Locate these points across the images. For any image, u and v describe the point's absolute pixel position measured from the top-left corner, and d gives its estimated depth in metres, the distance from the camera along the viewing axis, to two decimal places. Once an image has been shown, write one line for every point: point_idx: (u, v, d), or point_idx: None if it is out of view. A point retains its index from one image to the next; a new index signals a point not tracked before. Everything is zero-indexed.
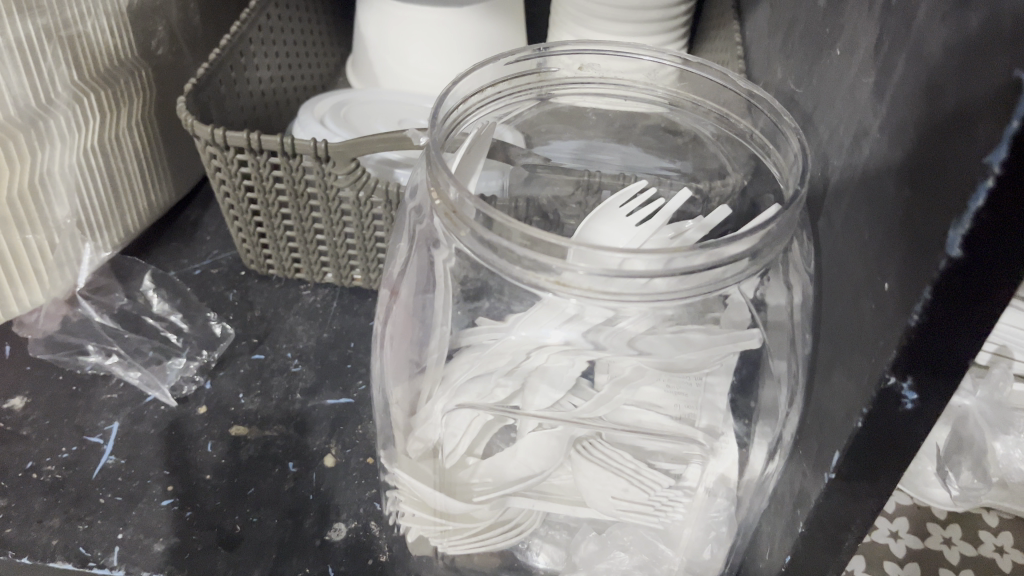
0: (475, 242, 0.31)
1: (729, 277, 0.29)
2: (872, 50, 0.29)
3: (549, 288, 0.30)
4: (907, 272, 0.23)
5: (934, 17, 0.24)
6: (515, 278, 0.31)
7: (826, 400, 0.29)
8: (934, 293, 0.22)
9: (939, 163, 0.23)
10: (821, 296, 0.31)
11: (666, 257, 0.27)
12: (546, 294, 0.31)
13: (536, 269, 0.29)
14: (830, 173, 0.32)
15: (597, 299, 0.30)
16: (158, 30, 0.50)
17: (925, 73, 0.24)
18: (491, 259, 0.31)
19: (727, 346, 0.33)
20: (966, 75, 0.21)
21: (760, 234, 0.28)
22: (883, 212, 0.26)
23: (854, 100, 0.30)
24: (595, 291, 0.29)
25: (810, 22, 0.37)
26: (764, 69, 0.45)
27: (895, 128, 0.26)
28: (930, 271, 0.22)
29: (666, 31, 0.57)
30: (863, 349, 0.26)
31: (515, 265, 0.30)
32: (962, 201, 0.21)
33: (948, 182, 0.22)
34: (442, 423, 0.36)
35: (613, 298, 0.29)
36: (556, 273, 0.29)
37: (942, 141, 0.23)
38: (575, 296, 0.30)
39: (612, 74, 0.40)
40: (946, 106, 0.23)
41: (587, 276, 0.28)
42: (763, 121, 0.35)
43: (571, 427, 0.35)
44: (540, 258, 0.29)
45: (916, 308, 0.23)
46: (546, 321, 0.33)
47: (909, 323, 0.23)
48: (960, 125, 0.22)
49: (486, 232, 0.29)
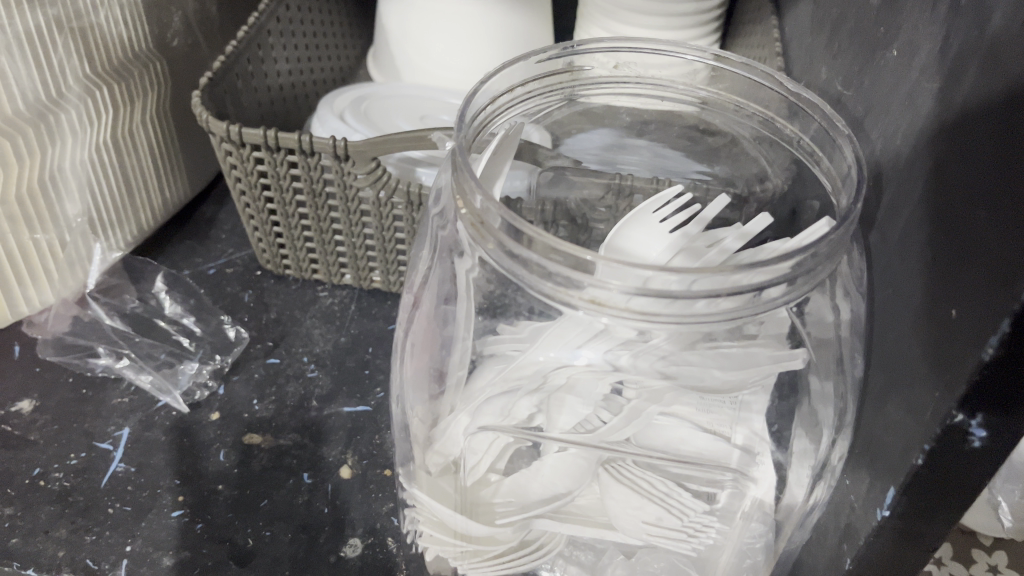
0: (502, 253, 0.29)
1: (776, 297, 0.27)
2: (936, 54, 0.27)
3: (581, 307, 0.28)
4: (982, 301, 0.22)
5: (1013, 21, 0.22)
6: (545, 294, 0.29)
7: (880, 429, 0.27)
8: (1013, 327, 0.20)
9: (1020, 183, 0.21)
10: (877, 316, 0.29)
11: (709, 275, 0.25)
12: (576, 312, 0.29)
13: (568, 286, 0.28)
14: (887, 185, 0.30)
15: (630, 319, 0.28)
16: (174, 21, 0.48)
17: (1002, 82, 0.22)
18: (518, 272, 0.29)
19: (763, 368, 0.31)
20: None
21: (811, 252, 0.26)
22: (951, 230, 0.24)
23: (913, 107, 0.28)
24: (630, 311, 0.27)
25: (861, 20, 0.35)
26: (806, 69, 0.43)
27: (964, 139, 0.24)
28: (1010, 301, 0.20)
29: (698, 25, 0.55)
30: (925, 380, 0.24)
31: (546, 281, 0.28)
32: None
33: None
34: (463, 441, 0.35)
35: (649, 318, 0.28)
36: (587, 289, 0.27)
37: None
38: (608, 315, 0.28)
39: (649, 73, 0.38)
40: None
41: (621, 295, 0.27)
42: (811, 127, 0.33)
43: (597, 450, 0.33)
44: (572, 274, 0.27)
45: (992, 342, 0.21)
46: (572, 337, 0.31)
47: (982, 357, 0.21)
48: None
49: (515, 245, 0.27)
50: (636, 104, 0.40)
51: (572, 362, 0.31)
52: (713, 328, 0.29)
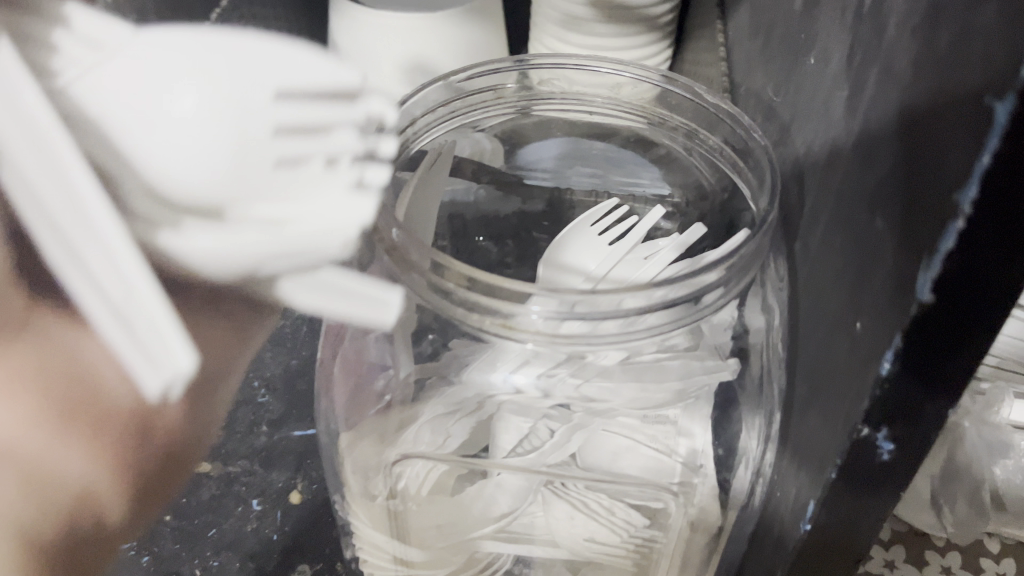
0: (416, 281, 0.28)
1: (697, 312, 0.27)
2: (845, 62, 0.27)
3: (496, 332, 0.28)
4: (880, 316, 0.21)
5: (906, 31, 0.22)
6: (459, 320, 0.28)
7: (803, 443, 0.27)
8: (905, 340, 0.20)
9: (910, 195, 0.20)
10: (798, 326, 0.29)
11: (625, 294, 0.26)
12: (494, 338, 0.28)
13: (481, 312, 0.27)
14: (808, 192, 0.29)
15: (546, 343, 0.27)
16: None
17: (896, 92, 0.22)
18: (433, 301, 0.28)
19: (686, 379, 0.31)
20: (938, 97, 0.19)
21: (725, 265, 0.26)
22: (858, 242, 0.24)
23: (827, 114, 0.28)
24: (546, 335, 0.27)
25: (787, 26, 0.35)
26: (745, 75, 0.43)
27: (868, 149, 0.24)
28: (901, 315, 0.20)
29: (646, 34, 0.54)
30: (837, 393, 0.24)
31: (459, 308, 0.27)
32: (931, 240, 0.19)
33: (918, 218, 0.20)
34: (390, 474, 0.34)
35: (566, 342, 0.27)
36: (502, 315, 0.27)
37: (914, 168, 0.20)
38: (526, 340, 0.28)
39: (574, 89, 0.40)
40: (918, 127, 0.20)
41: (540, 321, 0.26)
42: (730, 135, 0.34)
43: (531, 473, 0.32)
44: (486, 300, 0.26)
45: (888, 357, 0.20)
46: (493, 362, 0.31)
47: (880, 372, 0.21)
48: (930, 153, 0.19)
49: (427, 272, 0.27)
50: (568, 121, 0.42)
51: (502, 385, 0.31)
52: (636, 347, 0.28)
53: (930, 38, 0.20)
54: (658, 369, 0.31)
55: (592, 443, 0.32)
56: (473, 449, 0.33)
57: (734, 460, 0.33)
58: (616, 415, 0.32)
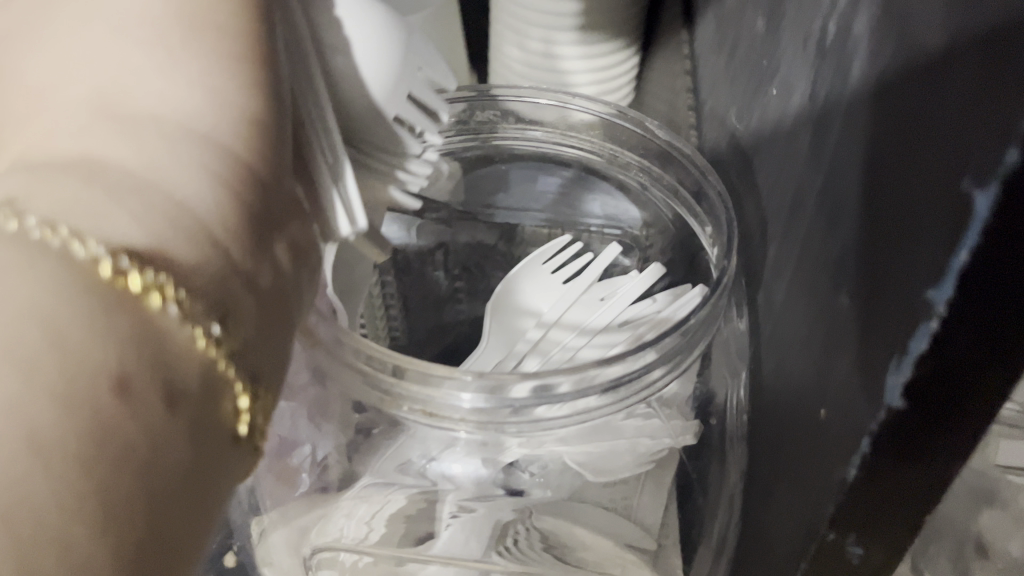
0: (332, 363, 0.25)
1: (642, 390, 0.24)
2: (807, 100, 0.24)
3: (417, 420, 0.25)
4: (845, 408, 0.19)
5: (867, 79, 0.19)
6: (378, 406, 0.25)
7: (766, 534, 0.24)
8: (874, 446, 0.17)
9: (875, 273, 0.18)
10: (762, 397, 0.26)
11: (550, 377, 0.23)
12: (416, 424, 0.26)
13: (400, 397, 0.24)
14: (771, 242, 0.27)
15: (474, 430, 0.25)
16: None
17: (857, 148, 0.19)
18: (348, 385, 0.25)
19: (636, 459, 0.27)
20: (902, 165, 0.17)
21: (667, 341, 0.24)
22: (824, 313, 0.21)
23: (789, 158, 0.25)
24: (475, 422, 0.24)
25: (750, 48, 0.32)
26: (710, 93, 0.40)
27: (831, 206, 0.21)
28: (869, 418, 0.17)
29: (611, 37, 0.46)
30: (800, 484, 0.21)
31: (375, 394, 0.25)
32: (900, 338, 0.16)
33: (885, 304, 0.17)
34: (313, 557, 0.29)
35: (496, 429, 0.24)
36: (423, 400, 0.24)
37: (878, 243, 0.18)
38: (453, 428, 0.25)
39: (517, 125, 0.37)
40: (880, 195, 0.18)
41: (471, 410, 0.24)
42: (687, 171, 0.32)
43: (466, 568, 0.28)
44: (404, 384, 0.24)
45: (855, 463, 0.18)
46: (425, 449, 0.27)
47: (846, 477, 0.18)
48: (895, 229, 0.17)
49: (348, 358, 0.24)
50: (509, 163, 0.39)
51: (442, 477, 0.27)
52: (573, 429, 0.26)
53: (892, 96, 0.17)
54: (609, 458, 0.27)
55: (535, 532, 0.29)
56: (404, 536, 0.29)
57: (697, 536, 0.30)
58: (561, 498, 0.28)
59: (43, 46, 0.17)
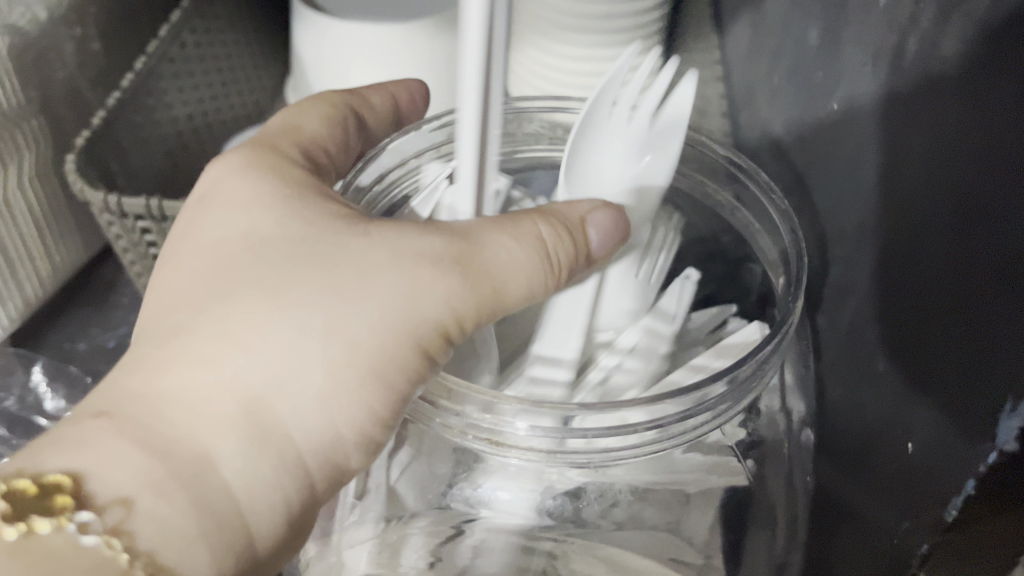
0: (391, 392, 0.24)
1: (708, 421, 0.23)
2: (885, 119, 0.23)
3: (481, 445, 0.24)
4: (926, 462, 0.19)
5: (962, 127, 0.19)
6: (442, 428, 0.25)
7: (838, 557, 0.25)
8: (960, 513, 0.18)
9: (963, 335, 0.18)
10: (833, 419, 0.26)
11: (623, 410, 0.22)
12: (477, 448, 0.25)
13: (466, 424, 0.24)
14: (834, 261, 0.27)
15: (537, 459, 0.24)
16: (53, 71, 0.42)
17: (948, 199, 0.19)
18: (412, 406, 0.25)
19: (693, 491, 0.26)
20: (998, 242, 0.17)
21: (737, 375, 0.22)
22: (906, 343, 0.21)
23: (855, 178, 0.25)
24: (540, 454, 0.23)
25: (797, 59, 0.31)
26: (748, 100, 0.39)
27: (913, 248, 0.21)
28: (951, 482, 0.18)
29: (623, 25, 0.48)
30: (877, 521, 0.22)
31: (442, 418, 0.24)
32: (987, 417, 0.17)
33: (972, 374, 0.18)
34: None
35: (558, 458, 0.24)
36: (489, 428, 0.23)
37: (967, 307, 0.18)
38: (514, 456, 0.24)
39: (563, 136, 0.33)
40: (974, 260, 0.18)
41: (535, 442, 0.23)
42: (750, 194, 0.30)
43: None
44: (471, 414, 0.23)
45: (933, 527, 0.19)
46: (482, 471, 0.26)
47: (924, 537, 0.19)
48: (990, 303, 0.17)
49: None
50: None
51: (488, 505, 0.26)
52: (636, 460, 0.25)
53: (992, 168, 0.18)
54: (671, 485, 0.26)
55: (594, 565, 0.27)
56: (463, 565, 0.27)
57: None
58: (621, 530, 0.27)
59: (215, 279, 0.23)
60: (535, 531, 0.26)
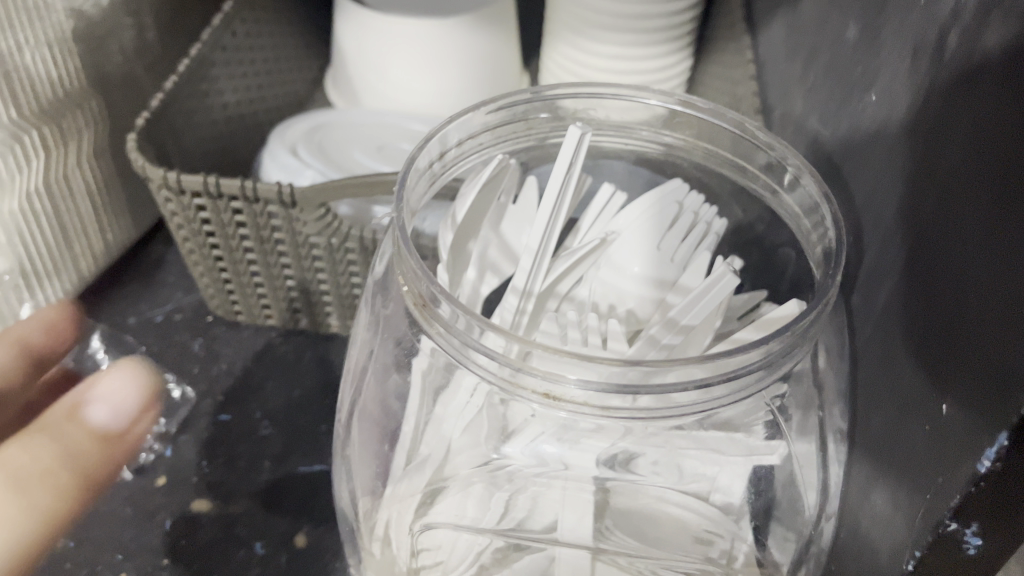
0: (450, 344, 0.25)
1: (755, 381, 0.24)
2: (926, 102, 0.25)
3: (534, 402, 0.24)
4: (965, 418, 0.20)
5: (1005, 100, 0.20)
6: (494, 385, 0.25)
7: (872, 522, 0.26)
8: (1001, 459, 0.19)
9: (1005, 292, 0.19)
10: (874, 390, 0.27)
11: (673, 367, 0.22)
12: (527, 403, 0.25)
13: (517, 380, 0.24)
14: (871, 241, 0.28)
15: (588, 415, 0.24)
16: (111, 55, 0.44)
17: (990, 168, 0.21)
18: (463, 362, 0.25)
19: (729, 450, 0.27)
20: None
21: (783, 339, 0.23)
22: (940, 316, 0.22)
23: (895, 160, 0.26)
24: (591, 407, 0.24)
25: (835, 54, 0.33)
26: (783, 97, 0.40)
27: (953, 220, 0.22)
28: (992, 431, 0.19)
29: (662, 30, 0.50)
30: (913, 482, 0.23)
31: (494, 377, 0.24)
32: None
33: (1015, 325, 0.19)
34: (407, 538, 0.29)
35: (607, 413, 0.24)
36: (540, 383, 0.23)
37: (1009, 264, 0.19)
38: (566, 411, 0.24)
39: (610, 120, 0.34)
40: (1017, 221, 0.19)
41: (587, 397, 0.23)
42: (787, 177, 0.30)
43: (578, 547, 0.27)
44: (520, 371, 0.23)
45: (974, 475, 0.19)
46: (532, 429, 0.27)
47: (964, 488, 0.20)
48: None
49: (469, 338, 0.24)
50: (595, 157, 0.37)
51: (536, 461, 0.27)
52: (684, 419, 0.25)
53: None
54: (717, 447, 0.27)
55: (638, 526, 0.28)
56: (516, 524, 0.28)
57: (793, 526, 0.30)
58: (668, 491, 0.27)
59: None
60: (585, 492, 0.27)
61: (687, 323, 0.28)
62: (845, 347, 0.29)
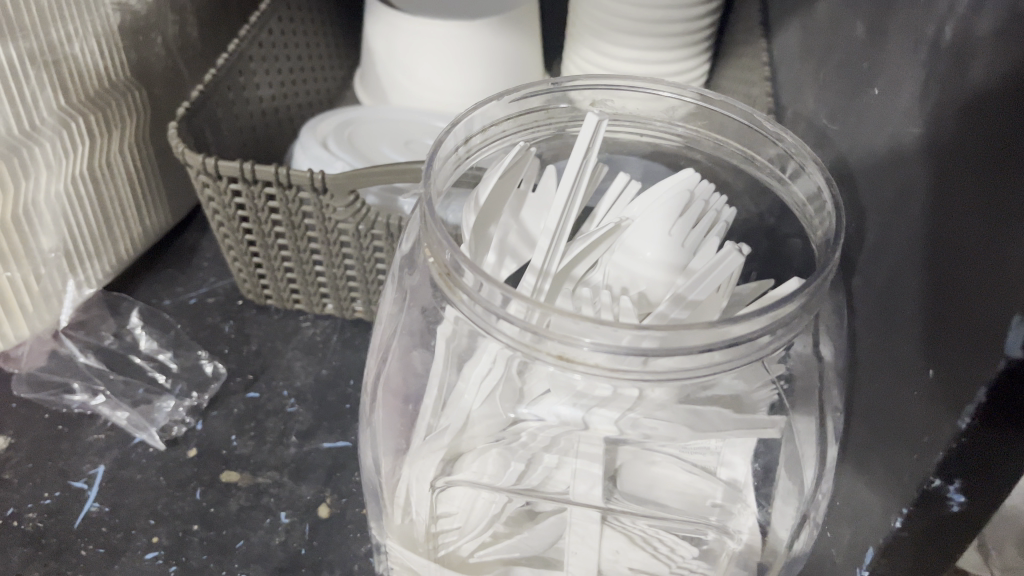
0: (472, 310, 0.27)
1: (757, 349, 0.25)
2: (925, 92, 0.26)
3: (548, 363, 0.26)
4: (951, 378, 0.22)
5: (993, 87, 0.22)
6: (511, 348, 0.27)
7: (867, 488, 0.27)
8: (981, 413, 0.20)
9: (988, 260, 0.21)
10: (872, 365, 0.28)
11: (680, 333, 0.24)
12: (541, 365, 0.27)
13: (534, 343, 0.26)
14: (872, 225, 0.29)
15: (599, 376, 0.26)
16: (155, 48, 0.46)
17: (980, 148, 0.22)
18: (485, 327, 0.27)
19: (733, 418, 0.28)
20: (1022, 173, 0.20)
21: (784, 309, 0.24)
22: (932, 288, 0.24)
23: (897, 148, 0.28)
24: (602, 368, 0.25)
25: (845, 53, 0.34)
26: (795, 96, 0.42)
27: (945, 199, 0.24)
28: (975, 387, 0.20)
29: (680, 35, 0.52)
30: (905, 444, 0.24)
31: (513, 340, 0.26)
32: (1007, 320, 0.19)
33: (997, 288, 0.20)
34: (426, 497, 0.30)
35: (617, 375, 0.25)
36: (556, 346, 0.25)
37: (993, 234, 0.21)
38: (579, 373, 0.26)
39: (627, 110, 0.36)
40: (1001, 194, 0.21)
41: (598, 360, 0.25)
42: (794, 166, 0.32)
43: (587, 507, 0.29)
44: (537, 333, 0.25)
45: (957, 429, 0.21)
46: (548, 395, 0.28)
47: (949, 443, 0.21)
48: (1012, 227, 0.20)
49: (492, 304, 0.25)
50: (612, 148, 0.39)
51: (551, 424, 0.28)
52: (688, 385, 0.26)
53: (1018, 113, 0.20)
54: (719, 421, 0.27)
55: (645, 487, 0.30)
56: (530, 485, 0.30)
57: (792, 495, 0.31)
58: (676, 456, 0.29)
59: None
60: (595, 455, 0.29)
61: (694, 298, 0.30)
62: (846, 325, 0.30)
